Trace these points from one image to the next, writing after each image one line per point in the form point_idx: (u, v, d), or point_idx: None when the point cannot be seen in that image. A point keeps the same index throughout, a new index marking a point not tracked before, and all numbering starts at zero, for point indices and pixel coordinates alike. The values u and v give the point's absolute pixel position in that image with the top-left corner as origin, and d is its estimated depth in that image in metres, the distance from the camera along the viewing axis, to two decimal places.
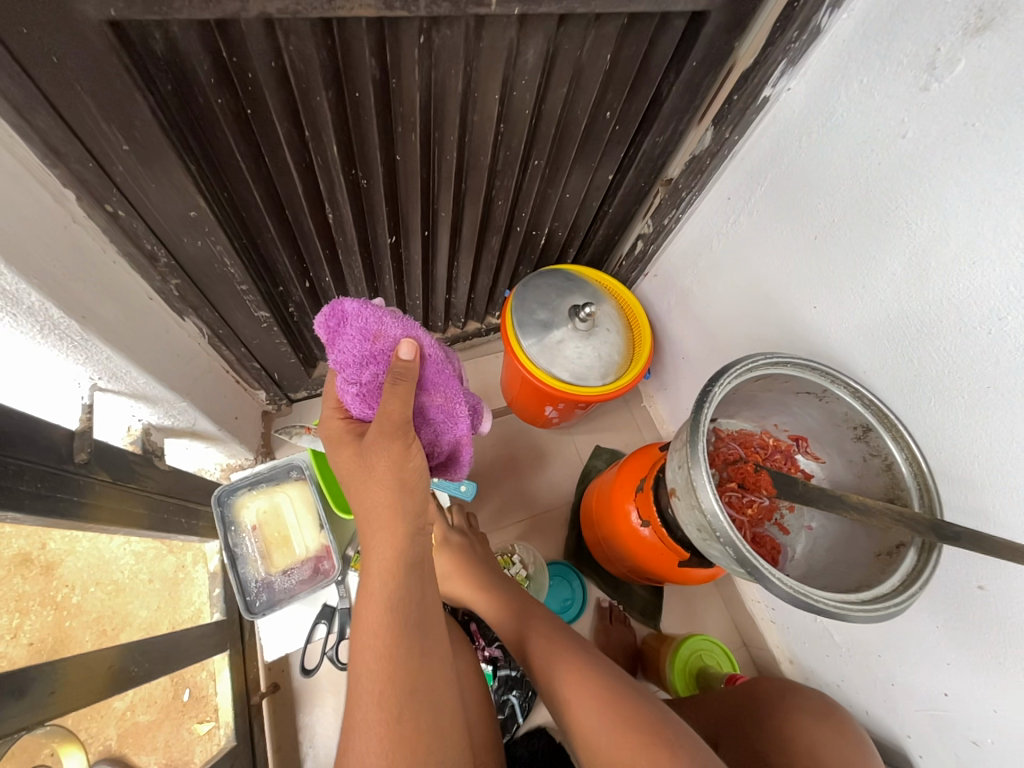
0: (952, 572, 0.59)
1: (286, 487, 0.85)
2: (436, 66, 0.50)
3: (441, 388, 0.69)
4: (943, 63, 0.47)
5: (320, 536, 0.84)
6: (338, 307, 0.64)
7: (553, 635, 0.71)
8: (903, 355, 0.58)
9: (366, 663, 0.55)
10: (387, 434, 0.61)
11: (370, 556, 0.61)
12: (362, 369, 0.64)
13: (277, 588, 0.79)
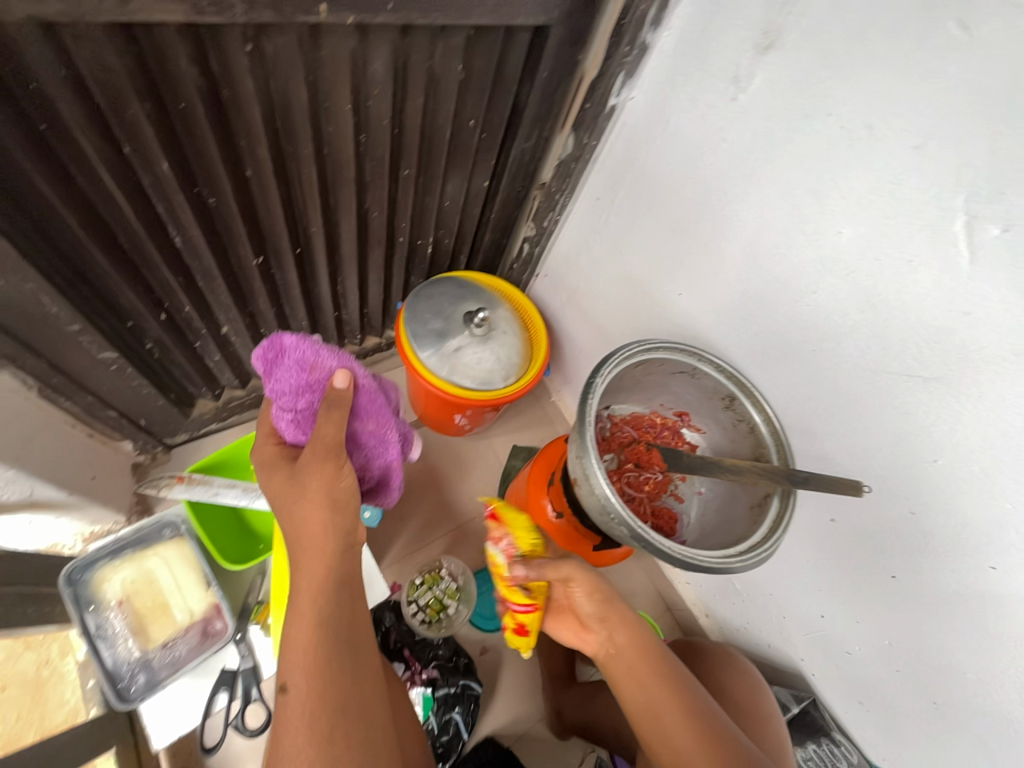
0: (811, 510, 0.69)
1: (156, 550, 0.76)
2: (273, 76, 0.47)
3: (374, 415, 0.73)
4: (745, 77, 0.54)
5: (206, 594, 0.76)
6: (279, 342, 0.67)
7: (666, 706, 0.59)
8: (752, 330, 0.66)
9: (295, 682, 0.53)
10: (320, 453, 0.63)
11: (301, 575, 0.61)
12: (298, 399, 0.66)
13: (157, 667, 0.70)
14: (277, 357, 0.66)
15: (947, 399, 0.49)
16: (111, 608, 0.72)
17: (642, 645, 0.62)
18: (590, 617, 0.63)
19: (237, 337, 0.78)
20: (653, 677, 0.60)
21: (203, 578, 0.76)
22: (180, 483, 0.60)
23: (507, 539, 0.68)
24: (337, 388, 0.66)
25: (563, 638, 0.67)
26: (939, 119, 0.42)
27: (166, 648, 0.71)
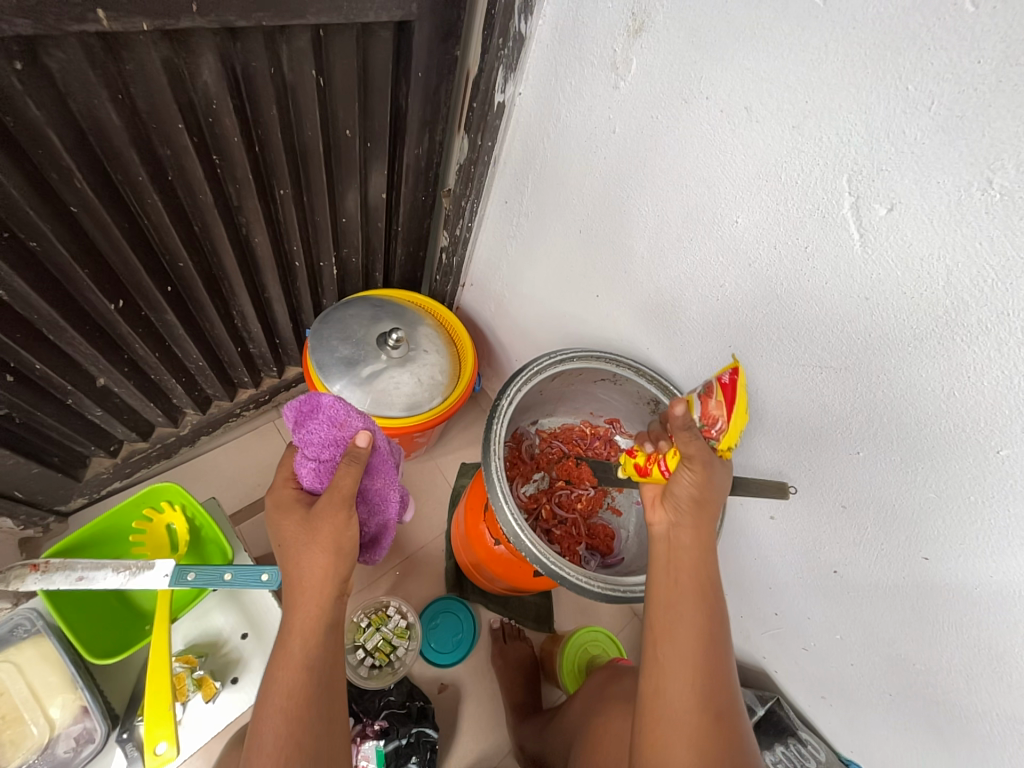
0: (751, 509, 0.65)
1: (6, 653, 0.64)
2: (70, 96, 0.41)
3: (385, 474, 0.62)
4: (622, 63, 0.50)
5: (71, 698, 0.65)
6: (315, 396, 0.58)
7: (684, 638, 0.46)
8: (668, 329, 0.63)
9: (273, 732, 0.47)
10: (336, 503, 0.52)
11: (292, 614, 0.51)
12: (323, 447, 0.55)
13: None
14: (311, 412, 0.57)
15: (860, 389, 0.46)
16: None
17: (698, 580, 0.48)
18: (674, 502, 0.49)
19: (119, 388, 0.70)
20: (688, 601, 0.47)
21: (68, 678, 0.65)
22: (35, 571, 0.55)
23: (717, 419, 0.48)
24: (360, 443, 0.55)
25: (648, 501, 0.52)
26: (812, 95, 0.39)
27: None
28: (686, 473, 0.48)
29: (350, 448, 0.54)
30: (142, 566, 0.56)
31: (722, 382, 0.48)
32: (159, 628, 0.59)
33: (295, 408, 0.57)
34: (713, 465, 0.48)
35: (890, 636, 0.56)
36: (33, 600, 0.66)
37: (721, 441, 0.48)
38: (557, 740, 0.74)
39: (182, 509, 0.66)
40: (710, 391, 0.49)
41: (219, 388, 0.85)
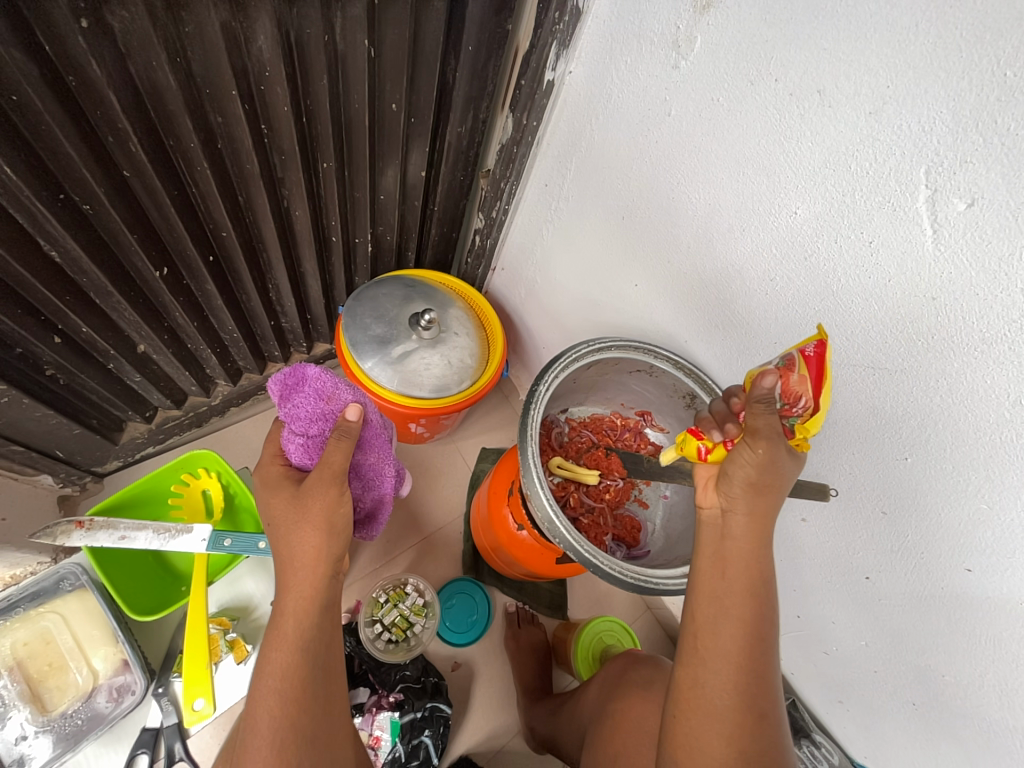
0: (781, 509, 0.65)
1: (56, 604, 0.69)
2: (130, 56, 0.41)
3: (377, 447, 0.64)
4: (685, 41, 0.48)
5: (113, 651, 0.70)
6: (300, 368, 0.58)
7: (726, 634, 0.45)
8: (710, 322, 0.61)
9: (269, 710, 0.48)
10: (326, 480, 0.53)
11: (286, 593, 0.52)
12: (311, 421, 0.56)
13: (63, 732, 0.66)
14: (297, 385, 0.57)
15: (916, 393, 0.45)
16: (5, 674, 0.66)
17: (748, 576, 0.46)
18: (728, 485, 0.46)
19: (158, 355, 0.71)
20: (736, 598, 0.46)
21: (110, 632, 0.71)
22: (78, 529, 0.56)
23: (801, 396, 0.43)
24: (349, 417, 0.54)
25: (702, 481, 0.49)
26: (896, 79, 0.37)
27: (69, 715, 0.67)
28: (745, 451, 0.44)
29: (339, 422, 0.54)
30: (180, 530, 0.58)
31: (807, 356, 0.44)
32: (197, 588, 0.62)
33: (278, 384, 0.57)
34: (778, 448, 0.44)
35: (921, 646, 0.55)
36: (81, 557, 0.72)
37: (802, 421, 0.44)
38: (570, 729, 0.75)
39: (218, 474, 0.69)
40: (792, 365, 0.45)
41: (251, 360, 0.86)
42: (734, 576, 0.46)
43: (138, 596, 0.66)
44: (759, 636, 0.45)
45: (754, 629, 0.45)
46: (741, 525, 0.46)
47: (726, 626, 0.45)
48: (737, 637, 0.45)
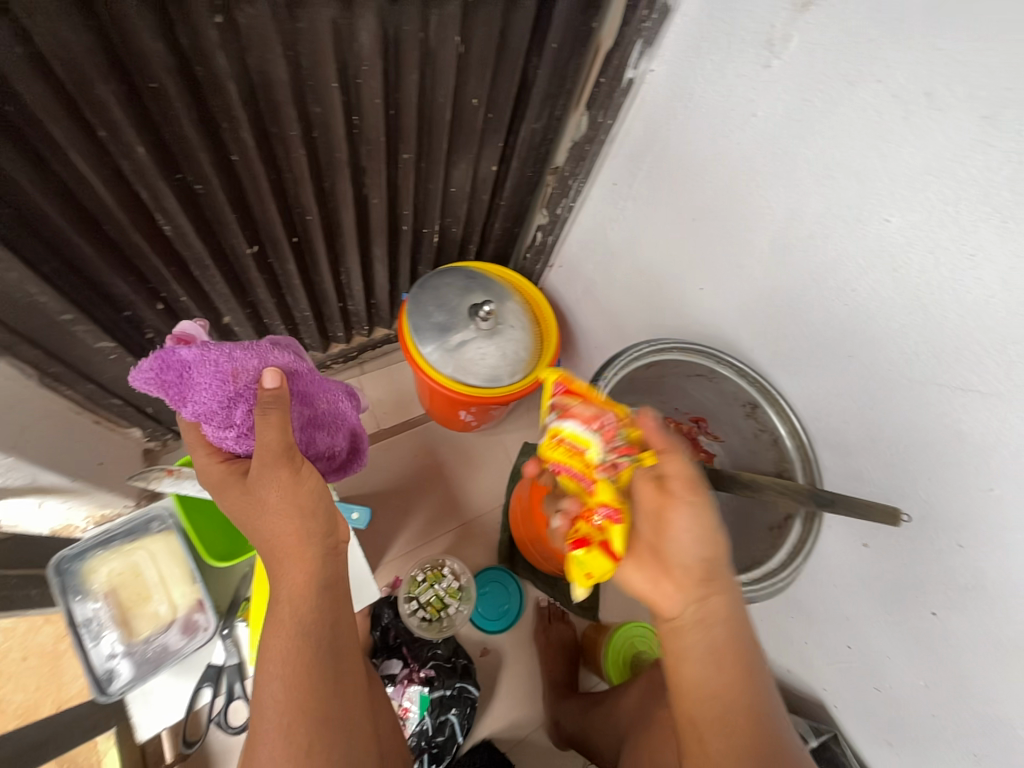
0: (841, 533, 0.62)
1: (147, 542, 0.75)
2: (250, 51, 0.44)
3: (320, 395, 0.63)
4: (780, 39, 0.47)
5: (193, 589, 0.75)
6: (172, 356, 0.51)
7: (725, 726, 0.42)
8: (776, 331, 0.60)
9: (273, 702, 0.44)
10: (270, 463, 0.47)
11: (278, 581, 0.48)
12: (230, 408, 0.51)
13: (140, 658, 0.69)
14: (178, 374, 0.51)
15: (1015, 423, 0.41)
16: (98, 598, 0.71)
17: (733, 657, 0.44)
18: (682, 573, 0.47)
19: (239, 327, 0.77)
20: (727, 685, 0.44)
21: (187, 572, 0.75)
22: (168, 476, 0.62)
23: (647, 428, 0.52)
24: (270, 384, 0.49)
25: (653, 587, 0.48)
26: (1019, 82, 0.34)
27: (152, 642, 0.71)
28: (691, 520, 0.46)
29: (261, 394, 0.49)
30: None
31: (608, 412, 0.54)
32: None
33: (149, 376, 0.50)
34: (677, 496, 0.47)
35: (988, 692, 0.52)
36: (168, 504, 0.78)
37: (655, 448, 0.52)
38: (605, 732, 0.75)
39: None
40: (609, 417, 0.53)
41: (317, 338, 0.91)
42: (717, 658, 0.45)
43: (215, 543, 0.73)
44: (763, 724, 0.42)
45: (756, 716, 0.42)
46: (713, 601, 0.46)
47: (727, 719, 0.42)
48: (741, 728, 0.42)
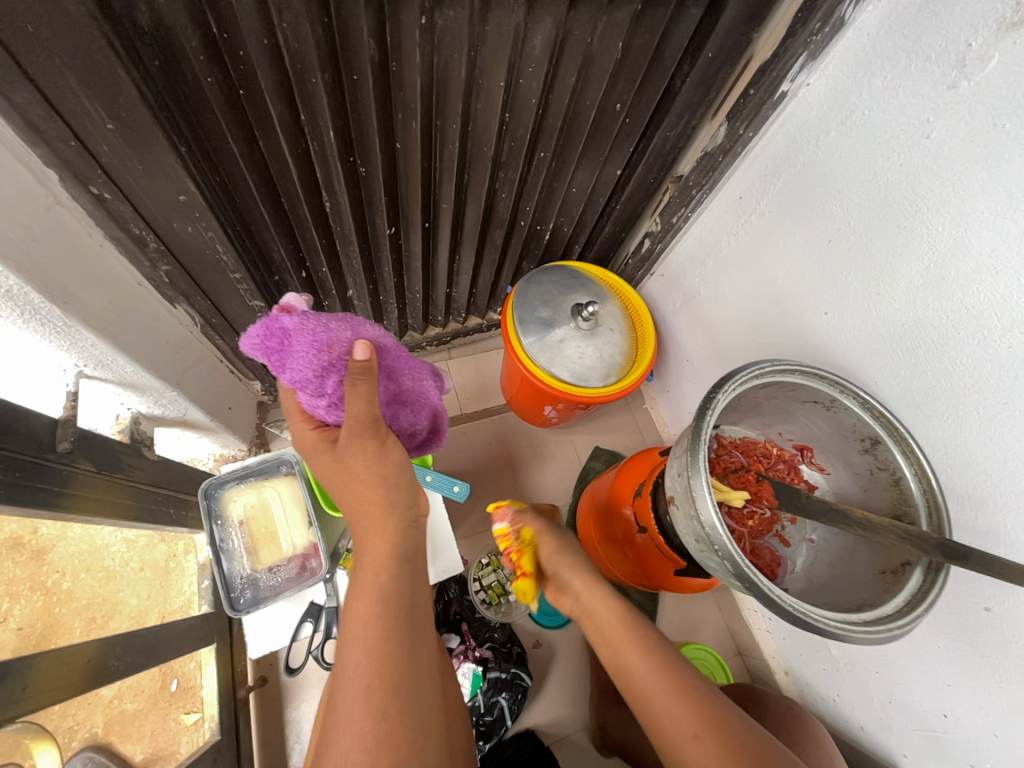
0: (958, 593, 0.56)
1: (275, 481, 0.80)
2: (439, 49, 0.48)
3: (407, 372, 0.64)
4: (974, 60, 0.44)
5: (310, 533, 0.78)
6: (277, 324, 0.53)
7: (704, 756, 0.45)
8: (913, 366, 0.56)
9: (356, 658, 0.45)
10: (357, 435, 0.52)
11: (362, 551, 0.52)
12: (322, 376, 0.54)
13: (263, 587, 0.75)
14: (281, 344, 0.54)
15: None
16: (234, 525, 0.76)
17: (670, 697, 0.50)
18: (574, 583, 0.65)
19: (359, 301, 0.83)
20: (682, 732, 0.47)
21: (304, 518, 0.80)
22: None
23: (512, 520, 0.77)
24: (361, 356, 0.52)
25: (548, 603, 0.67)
26: None
27: (272, 573, 0.76)
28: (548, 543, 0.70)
29: (350, 365, 0.52)
30: None
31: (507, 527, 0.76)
32: None
33: (261, 347, 0.54)
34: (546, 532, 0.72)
35: None
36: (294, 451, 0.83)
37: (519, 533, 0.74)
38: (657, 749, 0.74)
39: None
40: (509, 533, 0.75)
41: (419, 320, 0.96)
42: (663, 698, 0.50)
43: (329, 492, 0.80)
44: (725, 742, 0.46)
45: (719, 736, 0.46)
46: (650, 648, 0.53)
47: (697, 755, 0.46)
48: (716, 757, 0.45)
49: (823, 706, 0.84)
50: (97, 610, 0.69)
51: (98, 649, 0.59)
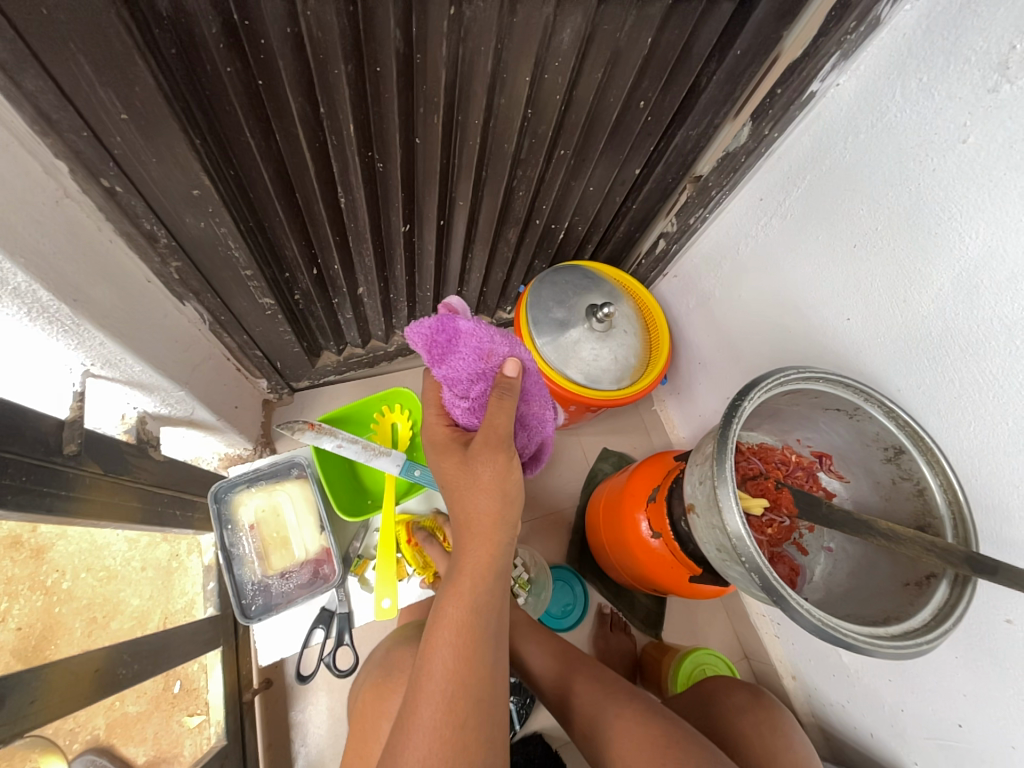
0: (977, 605, 0.56)
1: (286, 485, 0.79)
2: (465, 42, 0.46)
3: (541, 398, 0.56)
4: (1020, 63, 0.43)
5: (320, 538, 0.78)
6: (452, 321, 0.51)
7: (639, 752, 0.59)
8: (940, 375, 0.55)
9: (442, 663, 0.44)
10: (492, 446, 0.49)
11: (462, 555, 0.49)
12: (470, 382, 0.51)
13: (275, 592, 0.74)
14: (447, 341, 0.51)
15: None
16: (244, 530, 0.76)
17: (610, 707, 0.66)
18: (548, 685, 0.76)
19: (370, 299, 0.81)
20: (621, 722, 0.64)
21: (316, 521, 0.79)
22: (309, 430, 0.64)
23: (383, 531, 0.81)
24: (508, 371, 0.49)
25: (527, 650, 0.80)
26: None
27: (283, 579, 0.75)
28: None
29: (499, 379, 0.49)
30: (382, 452, 0.66)
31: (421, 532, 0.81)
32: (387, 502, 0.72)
33: (427, 339, 0.51)
34: None
35: None
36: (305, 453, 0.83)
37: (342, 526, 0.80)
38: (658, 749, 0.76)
39: (408, 414, 0.78)
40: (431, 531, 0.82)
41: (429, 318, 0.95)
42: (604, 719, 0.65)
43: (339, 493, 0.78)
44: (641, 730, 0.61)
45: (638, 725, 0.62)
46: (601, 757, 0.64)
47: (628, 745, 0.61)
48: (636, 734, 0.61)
49: (831, 711, 0.84)
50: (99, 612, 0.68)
51: (103, 655, 0.57)
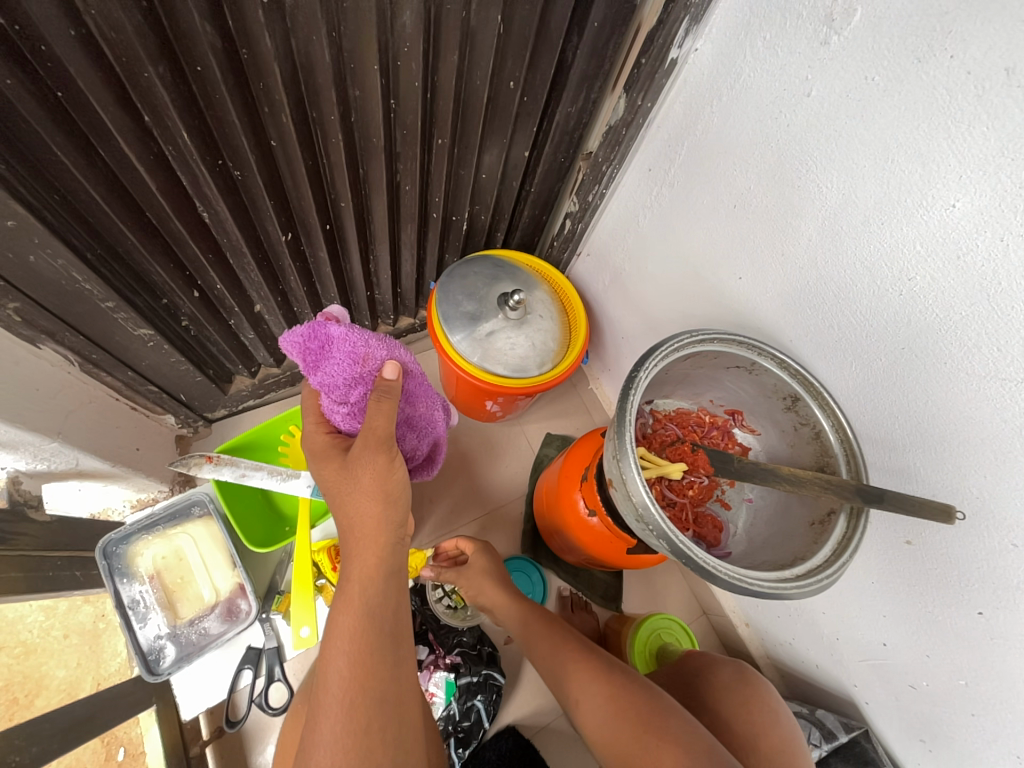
0: (882, 530, 0.59)
1: (187, 529, 0.78)
2: (294, 32, 0.44)
3: (424, 398, 0.60)
4: (841, 15, 0.44)
5: (235, 573, 0.78)
6: (323, 327, 0.50)
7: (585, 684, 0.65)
8: (822, 322, 0.58)
9: (338, 674, 0.42)
10: (371, 448, 0.47)
11: (350, 562, 0.48)
12: (349, 388, 0.50)
13: (184, 641, 0.73)
14: (322, 348, 0.50)
15: None
16: (143, 582, 0.74)
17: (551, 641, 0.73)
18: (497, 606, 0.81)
19: (270, 316, 0.76)
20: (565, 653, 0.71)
21: (228, 557, 0.79)
22: (207, 463, 0.62)
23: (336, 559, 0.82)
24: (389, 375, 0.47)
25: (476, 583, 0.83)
26: None
27: (194, 625, 0.74)
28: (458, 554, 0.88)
29: (377, 382, 0.48)
30: (288, 474, 0.64)
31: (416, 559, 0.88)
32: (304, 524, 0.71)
33: (299, 344, 0.50)
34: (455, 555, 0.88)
35: None
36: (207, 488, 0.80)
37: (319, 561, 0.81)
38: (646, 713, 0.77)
39: None
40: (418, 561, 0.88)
41: None
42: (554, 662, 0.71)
43: (254, 526, 0.76)
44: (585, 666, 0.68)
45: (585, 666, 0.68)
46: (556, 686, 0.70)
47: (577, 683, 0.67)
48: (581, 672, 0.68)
49: (782, 651, 0.88)
50: (20, 691, 0.61)
51: None
